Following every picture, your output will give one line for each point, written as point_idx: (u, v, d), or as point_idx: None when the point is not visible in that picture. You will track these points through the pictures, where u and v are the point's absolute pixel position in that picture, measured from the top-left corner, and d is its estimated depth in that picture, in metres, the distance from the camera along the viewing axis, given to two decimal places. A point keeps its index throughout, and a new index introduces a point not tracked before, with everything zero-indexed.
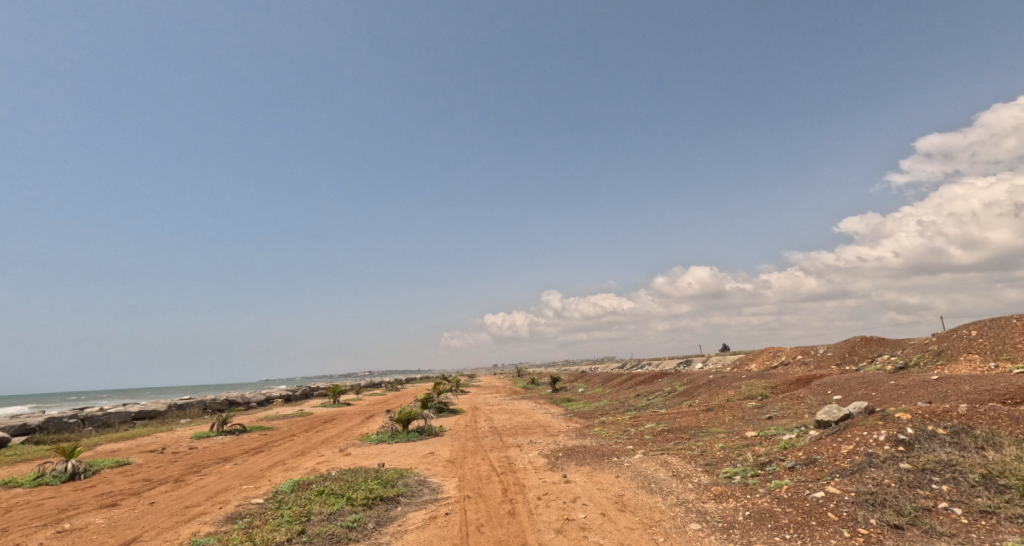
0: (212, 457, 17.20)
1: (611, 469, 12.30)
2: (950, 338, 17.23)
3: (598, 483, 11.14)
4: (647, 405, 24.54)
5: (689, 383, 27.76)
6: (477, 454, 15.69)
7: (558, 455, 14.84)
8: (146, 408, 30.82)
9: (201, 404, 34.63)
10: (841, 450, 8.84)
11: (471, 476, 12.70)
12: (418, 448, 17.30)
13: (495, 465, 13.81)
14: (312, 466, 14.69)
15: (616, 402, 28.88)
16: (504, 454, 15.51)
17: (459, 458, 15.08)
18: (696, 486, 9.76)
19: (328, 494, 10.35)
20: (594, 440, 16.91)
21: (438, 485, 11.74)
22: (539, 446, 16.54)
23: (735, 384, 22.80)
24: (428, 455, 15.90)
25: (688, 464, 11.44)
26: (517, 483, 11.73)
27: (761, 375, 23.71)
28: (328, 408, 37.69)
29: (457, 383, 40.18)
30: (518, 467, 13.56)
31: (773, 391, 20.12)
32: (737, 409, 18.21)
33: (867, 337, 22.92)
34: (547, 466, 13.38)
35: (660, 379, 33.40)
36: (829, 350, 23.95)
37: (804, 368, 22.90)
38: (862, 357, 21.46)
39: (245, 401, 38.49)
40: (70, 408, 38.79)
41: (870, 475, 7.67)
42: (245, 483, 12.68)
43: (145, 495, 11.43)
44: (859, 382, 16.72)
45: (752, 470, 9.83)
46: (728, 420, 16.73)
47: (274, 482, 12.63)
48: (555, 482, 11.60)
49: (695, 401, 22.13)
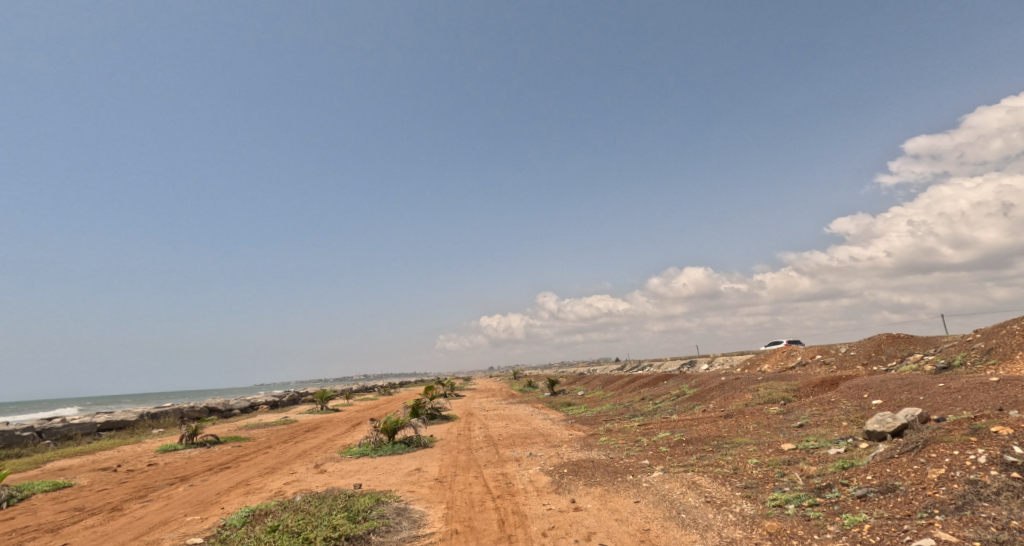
0: (169, 476, 15.12)
1: (628, 492, 10.35)
2: (998, 335, 15.43)
3: (615, 512, 9.18)
4: (655, 410, 22.71)
5: (699, 385, 25.91)
6: (468, 472, 13.67)
7: (563, 472, 12.84)
8: (115, 418, 28.60)
9: (177, 411, 32.49)
10: (930, 474, 6.90)
11: (462, 502, 10.69)
12: (403, 464, 15.27)
13: (489, 486, 11.84)
14: (278, 488, 12.65)
15: (620, 407, 27.01)
16: (501, 471, 13.58)
17: (448, 477, 13.06)
18: (739, 519, 7.81)
19: (281, 533, 8.33)
20: (602, 452, 14.95)
21: (421, 516, 9.79)
22: (541, 461, 14.54)
23: (751, 387, 20.94)
24: (415, 472, 13.89)
25: (722, 487, 9.47)
26: (516, 512, 9.77)
27: (779, 376, 21.91)
28: (314, 415, 35.65)
29: (451, 388, 38.15)
30: (516, 488, 11.57)
31: (797, 395, 18.32)
32: (760, 417, 16.36)
33: (893, 334, 21.12)
34: (551, 488, 11.40)
35: (666, 381, 31.47)
36: (852, 348, 22.15)
37: (825, 369, 21.06)
38: (891, 356, 19.60)
39: (226, 408, 36.31)
40: (40, 416, 36.57)
41: (988, 516, 5.83)
42: (191, 514, 10.65)
43: (63, 533, 9.40)
44: (900, 384, 14.84)
45: (810, 497, 7.87)
46: (754, 429, 14.78)
47: (225, 512, 10.63)
48: (563, 511, 9.66)
49: (710, 407, 20.19)
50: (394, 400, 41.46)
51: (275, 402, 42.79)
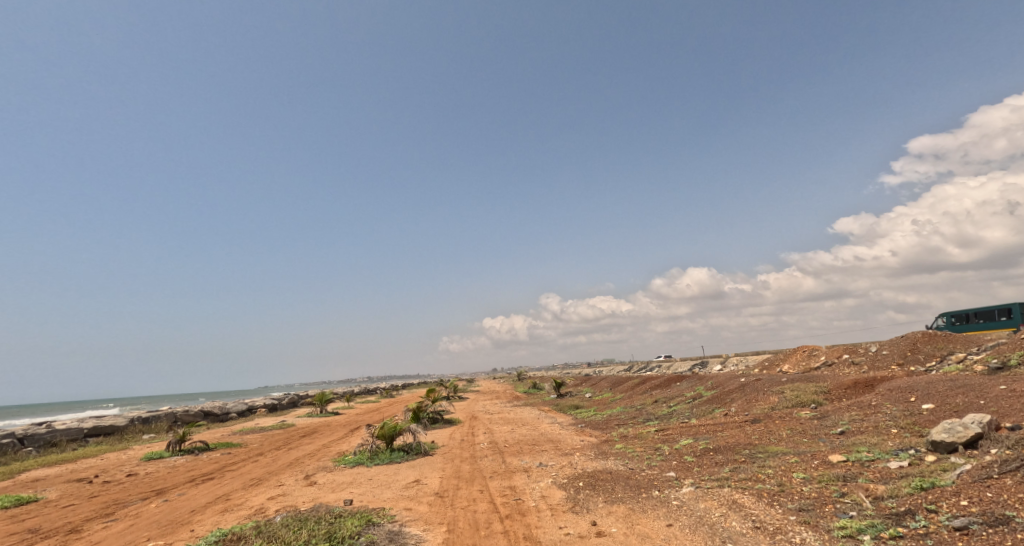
0: (145, 489, 13.79)
1: (657, 513, 8.94)
2: None
3: (646, 540, 7.78)
4: (670, 414, 21.32)
5: (716, 387, 24.46)
6: (472, 485, 12.28)
7: (579, 486, 11.42)
8: (104, 423, 27.33)
9: (170, 416, 31.18)
10: None
11: (465, 524, 9.32)
12: (401, 476, 13.86)
13: (497, 504, 10.44)
14: (259, 505, 11.27)
15: (632, 409, 25.59)
16: (509, 483, 12.24)
17: (449, 491, 11.70)
18: None
19: None
20: (620, 462, 13.53)
21: (418, 541, 8.46)
22: (553, 472, 13.14)
23: (776, 388, 19.48)
24: (413, 485, 12.51)
25: (771, 509, 8.03)
26: (529, 538, 8.42)
27: (806, 378, 20.46)
28: (313, 418, 34.40)
29: (454, 390, 36.78)
30: (526, 506, 10.16)
31: (828, 399, 16.86)
32: (793, 423, 14.91)
33: (929, 333, 19.64)
34: (568, 506, 10.00)
35: (679, 383, 30.00)
36: (883, 347, 20.69)
37: (855, 370, 19.62)
38: (929, 356, 18.15)
39: (221, 412, 35.01)
40: (29, 422, 35.30)
41: None
42: (154, 539, 9.31)
43: None
44: (951, 387, 13.37)
45: (889, 527, 6.45)
46: (789, 437, 13.34)
47: (193, 536, 9.28)
48: (582, 537, 8.28)
49: (732, 411, 18.75)
50: (397, 402, 40.15)
51: (273, 407, 41.33)
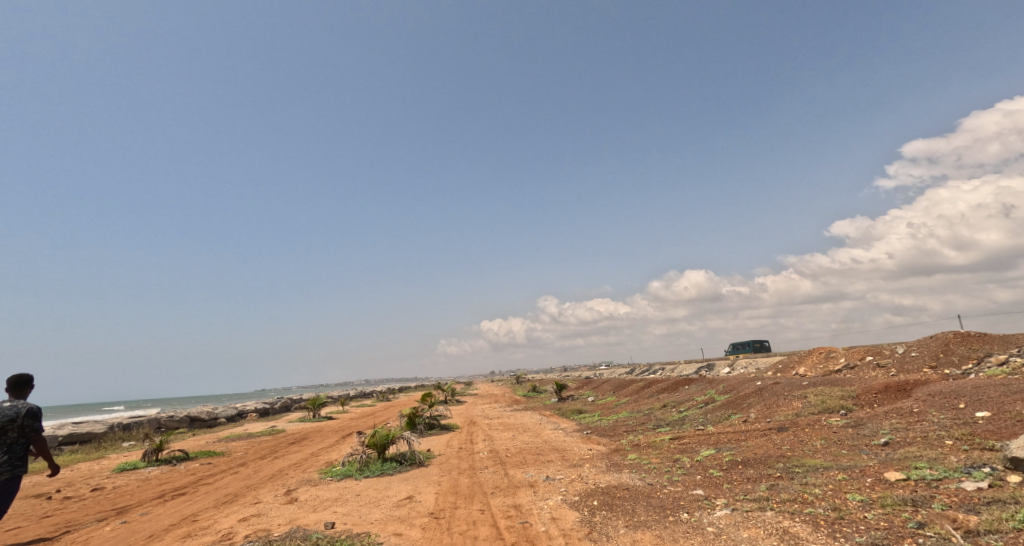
0: (106, 508, 12.31)
1: None
2: None
3: None
4: (683, 420, 19.89)
5: (729, 390, 23.06)
6: (472, 503, 10.86)
7: (593, 506, 10.01)
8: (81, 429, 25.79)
9: (154, 422, 29.64)
10: None
11: None
12: (392, 491, 12.44)
13: (500, 528, 9.00)
14: (227, 528, 9.80)
15: (639, 415, 24.21)
16: (513, 501, 10.82)
17: (445, 511, 10.30)
18: None
19: None
20: (636, 477, 12.11)
21: None
22: (561, 488, 11.72)
23: (796, 393, 18.09)
24: (404, 503, 11.11)
25: None
26: None
27: (829, 380, 19.11)
28: (304, 424, 32.84)
29: (451, 393, 35.43)
30: (535, 533, 8.70)
31: (858, 405, 15.47)
32: (826, 431, 13.48)
33: (961, 333, 18.29)
34: (583, 532, 8.57)
35: (686, 386, 28.62)
36: (910, 349, 19.32)
37: (883, 372, 18.24)
38: (964, 358, 16.79)
39: (209, 417, 33.49)
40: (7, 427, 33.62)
41: None
42: None
43: None
44: (1005, 392, 11.98)
45: None
46: (825, 448, 11.95)
47: None
48: None
49: (751, 417, 17.37)
50: (393, 406, 38.69)
51: (264, 411, 39.82)
